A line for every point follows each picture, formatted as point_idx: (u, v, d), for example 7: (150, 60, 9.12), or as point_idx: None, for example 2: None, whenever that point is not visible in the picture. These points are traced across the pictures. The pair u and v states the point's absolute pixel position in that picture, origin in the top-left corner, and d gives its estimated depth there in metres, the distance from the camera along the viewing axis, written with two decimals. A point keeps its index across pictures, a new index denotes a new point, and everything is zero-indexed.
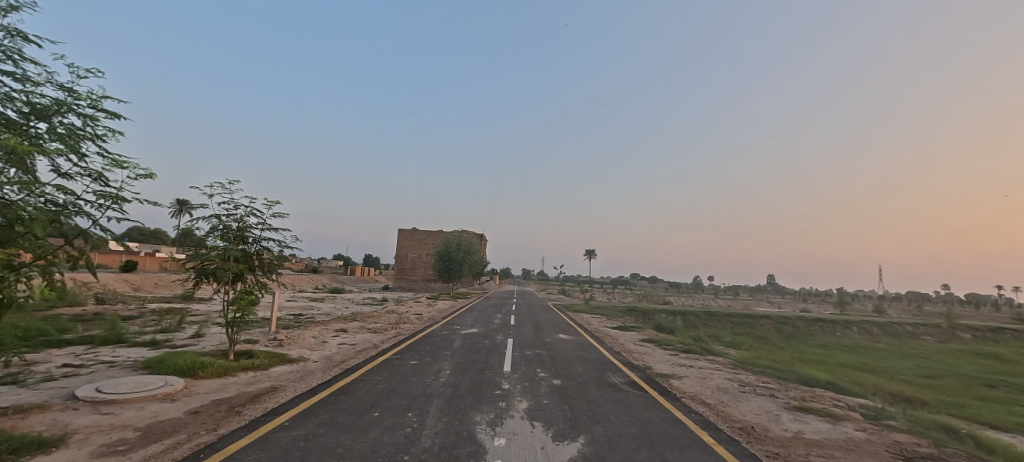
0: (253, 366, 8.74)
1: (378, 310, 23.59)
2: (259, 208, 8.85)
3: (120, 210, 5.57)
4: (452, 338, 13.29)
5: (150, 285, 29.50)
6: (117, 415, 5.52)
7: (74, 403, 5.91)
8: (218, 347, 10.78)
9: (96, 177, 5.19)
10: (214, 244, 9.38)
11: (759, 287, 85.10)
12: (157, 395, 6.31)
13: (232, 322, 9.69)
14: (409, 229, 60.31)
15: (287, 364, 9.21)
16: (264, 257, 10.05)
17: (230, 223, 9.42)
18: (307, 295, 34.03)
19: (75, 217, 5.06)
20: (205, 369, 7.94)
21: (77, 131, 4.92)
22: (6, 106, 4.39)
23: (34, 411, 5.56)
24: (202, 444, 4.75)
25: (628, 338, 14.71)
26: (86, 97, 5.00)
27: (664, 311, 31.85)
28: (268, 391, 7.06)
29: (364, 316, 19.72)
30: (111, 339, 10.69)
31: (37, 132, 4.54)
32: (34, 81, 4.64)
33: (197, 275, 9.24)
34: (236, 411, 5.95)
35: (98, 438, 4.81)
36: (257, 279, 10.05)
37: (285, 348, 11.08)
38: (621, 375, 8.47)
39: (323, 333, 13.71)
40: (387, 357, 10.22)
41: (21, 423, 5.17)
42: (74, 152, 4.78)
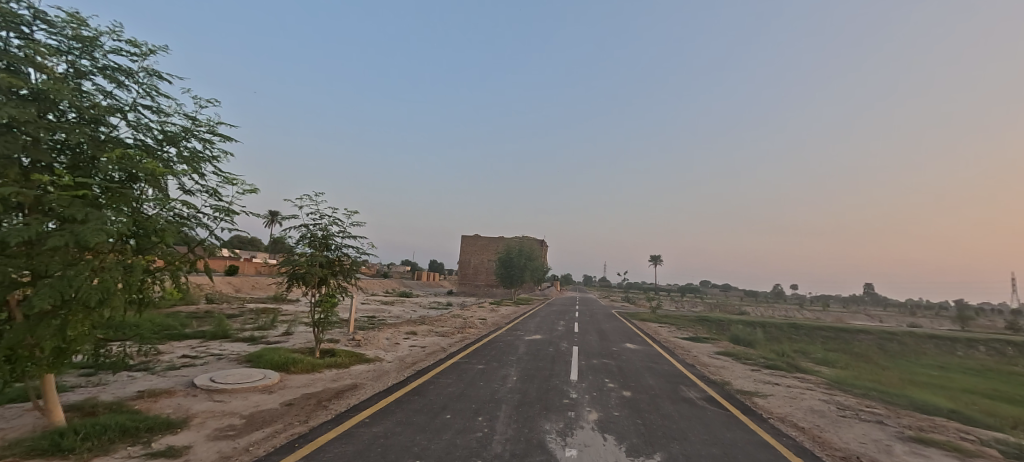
0: (337, 364, 9.42)
1: (445, 314, 24.47)
2: (340, 217, 9.76)
3: (231, 222, 6.20)
4: (517, 344, 13.44)
5: (247, 287, 32.89)
6: (227, 403, 6.19)
7: (192, 390, 6.72)
8: (305, 344, 11.77)
9: (213, 193, 5.87)
10: (303, 251, 10.25)
11: (854, 298, 76.64)
12: (258, 386, 6.99)
13: (318, 322, 10.44)
14: (472, 234, 61.75)
15: (364, 363, 9.82)
16: (344, 262, 10.79)
17: (317, 231, 10.25)
18: (379, 299, 36.11)
19: (196, 228, 5.74)
20: (296, 364, 8.70)
21: (198, 154, 5.61)
22: (146, 135, 5.10)
23: (162, 395, 6.40)
24: (296, 434, 5.19)
25: (702, 350, 13.96)
26: (205, 124, 5.68)
27: (742, 322, 29.71)
28: (349, 388, 7.55)
29: (433, 319, 20.50)
30: (219, 334, 12.06)
31: (168, 156, 5.24)
32: (168, 112, 5.34)
33: (288, 278, 10.11)
34: (324, 405, 6.45)
35: (212, 422, 5.44)
36: (339, 283, 10.79)
37: (362, 348, 11.82)
38: (697, 390, 8.05)
39: (396, 335, 14.43)
40: (455, 360, 10.51)
41: (153, 405, 5.97)
42: (197, 174, 5.45)
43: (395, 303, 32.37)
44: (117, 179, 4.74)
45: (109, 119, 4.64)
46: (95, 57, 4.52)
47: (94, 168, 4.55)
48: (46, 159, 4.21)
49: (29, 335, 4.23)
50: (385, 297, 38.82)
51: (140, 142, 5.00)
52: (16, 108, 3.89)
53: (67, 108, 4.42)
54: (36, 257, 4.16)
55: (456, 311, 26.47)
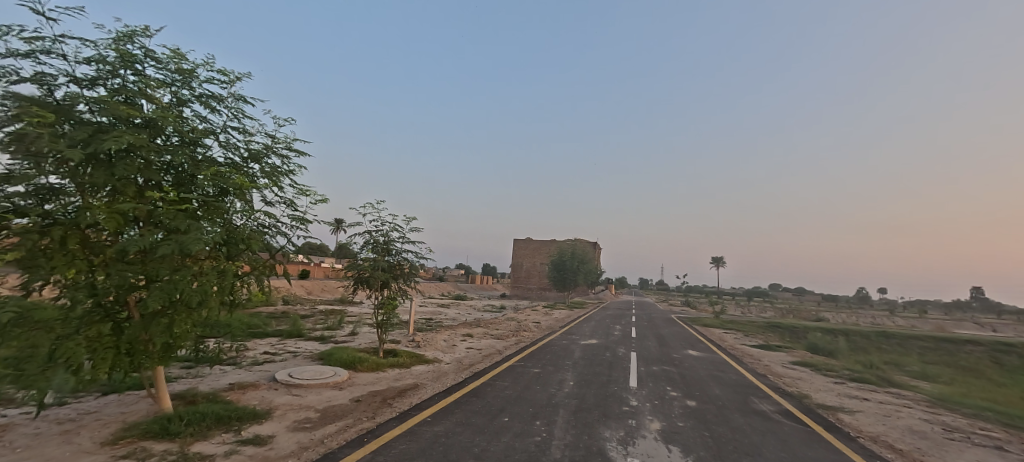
0: (400, 364, 9.83)
1: (500, 317, 24.75)
2: (400, 224, 10.36)
3: (306, 230, 6.67)
4: (573, 348, 13.31)
5: (316, 289, 35.18)
6: (303, 397, 6.67)
7: (273, 384, 7.31)
8: (370, 344, 12.40)
9: (290, 204, 6.35)
10: (366, 255, 10.82)
11: (955, 305, 68.20)
12: (330, 383, 7.46)
13: (381, 324, 10.94)
14: (524, 238, 62.03)
15: (425, 364, 10.17)
16: (404, 267, 11.23)
17: (379, 237, 10.76)
18: (436, 301, 37.21)
19: (276, 236, 6.24)
20: (363, 363, 9.19)
21: (278, 169, 6.10)
22: (234, 154, 5.63)
23: (249, 387, 7.01)
24: (365, 429, 5.49)
25: (773, 360, 13.06)
26: (283, 141, 6.17)
27: (820, 330, 27.42)
28: (412, 388, 7.85)
29: (488, 322, 20.81)
30: (294, 333, 13.02)
31: (252, 172, 5.74)
32: (253, 131, 5.86)
33: (354, 281, 10.71)
34: (388, 403, 6.76)
35: (291, 414, 5.88)
36: (400, 287, 11.23)
37: (422, 349, 12.24)
38: (769, 403, 7.55)
39: (453, 337, 14.82)
40: (512, 363, 10.60)
41: (241, 396, 6.57)
42: (277, 187, 5.93)
43: (451, 306, 33.21)
44: (212, 194, 5.27)
45: (205, 141, 5.19)
46: (193, 86, 5.07)
47: (194, 185, 5.10)
48: (157, 179, 4.79)
49: (145, 333, 4.84)
50: (442, 300, 39.91)
51: (230, 160, 5.53)
52: (133, 136, 4.46)
53: (172, 133, 4.99)
54: (151, 264, 4.75)
55: (511, 314, 26.69)
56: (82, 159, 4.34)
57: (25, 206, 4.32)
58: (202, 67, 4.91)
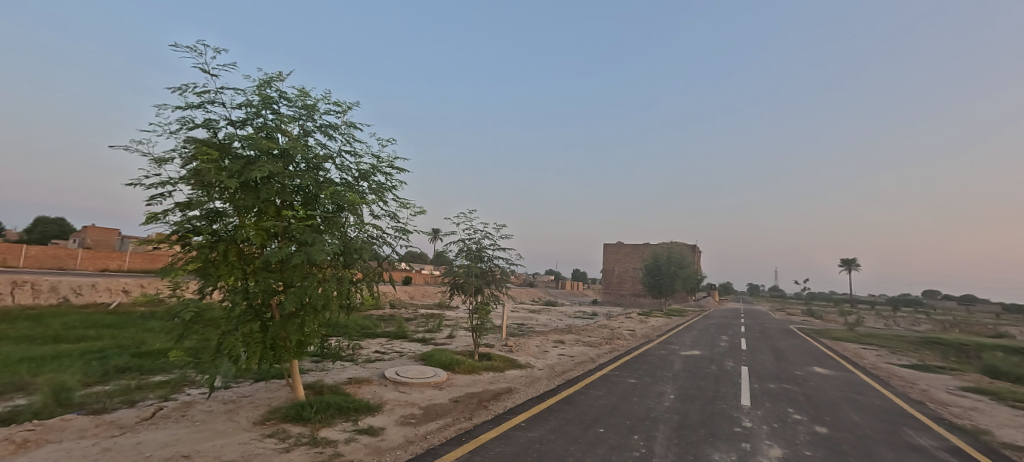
0: (494, 367, 10.21)
1: (592, 324, 24.37)
2: (490, 231, 10.97)
3: (407, 240, 7.26)
4: (672, 359, 12.65)
5: (417, 294, 37.82)
6: (408, 394, 7.28)
7: (383, 380, 8.07)
8: (466, 347, 13.05)
9: (394, 216, 6.98)
10: (460, 262, 11.43)
11: None
12: (431, 382, 8.01)
13: (476, 328, 11.46)
14: (615, 242, 60.35)
15: (518, 369, 10.44)
16: (496, 273, 11.65)
17: (471, 245, 11.32)
18: (528, 307, 37.79)
19: (383, 246, 6.89)
20: (460, 365, 9.72)
21: (383, 185, 6.77)
22: (348, 175, 6.38)
23: (363, 382, 7.83)
24: (463, 429, 5.82)
25: (924, 383, 11.10)
26: (386, 160, 6.82)
27: (993, 348, 22.53)
28: (506, 392, 8.12)
29: (580, 329, 20.61)
30: (399, 335, 14.20)
31: (362, 190, 6.44)
32: (362, 153, 6.57)
33: (450, 287, 11.38)
34: (484, 405, 7.08)
35: (398, 409, 6.45)
36: (492, 292, 11.65)
37: (515, 354, 12.57)
38: (929, 438, 6.45)
39: (545, 343, 14.95)
40: (606, 372, 10.41)
41: (357, 390, 7.37)
42: (382, 202, 6.57)
43: (542, 312, 33.46)
44: (331, 211, 6.02)
45: (325, 165, 5.96)
46: (315, 118, 5.87)
47: (317, 204, 5.89)
48: (291, 200, 5.62)
49: (283, 330, 5.69)
50: (533, 306, 40.41)
51: (344, 180, 6.28)
52: (272, 165, 5.30)
53: (300, 160, 5.82)
54: (286, 272, 5.57)
55: (603, 321, 26.14)
56: (237, 187, 5.27)
57: (200, 226, 5.35)
58: (322, 102, 5.67)
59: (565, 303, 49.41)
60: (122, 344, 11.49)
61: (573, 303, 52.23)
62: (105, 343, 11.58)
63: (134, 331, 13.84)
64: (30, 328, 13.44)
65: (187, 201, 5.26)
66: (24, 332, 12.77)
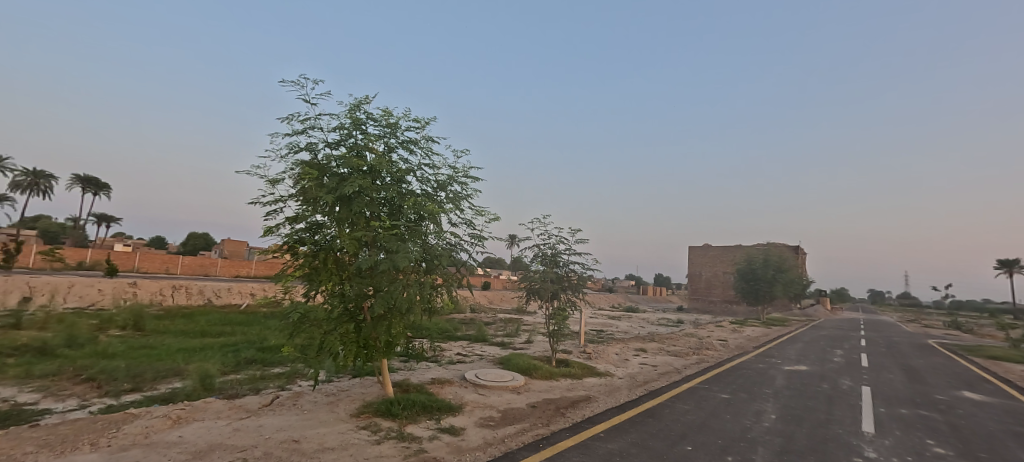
0: (573, 374, 10.18)
1: (677, 332, 23.17)
2: (566, 236, 10.67)
3: (484, 246, 7.54)
4: (773, 375, 11.63)
5: (496, 299, 38.76)
6: (487, 397, 7.54)
7: (464, 382, 8.44)
8: (544, 353, 13.16)
9: (470, 224, 7.30)
10: (536, 268, 11.59)
11: None
12: (509, 386, 8.21)
13: (553, 333, 11.54)
14: (702, 245, 56.82)
15: (597, 377, 10.30)
16: (572, 278, 11.63)
17: (547, 250, 11.43)
18: (608, 313, 36.96)
19: (461, 252, 7.23)
20: (537, 370, 9.84)
21: (460, 194, 7.13)
22: (427, 186, 6.82)
23: (446, 383, 8.26)
24: (540, 435, 5.91)
25: None
26: (462, 170, 7.17)
27: None
28: (584, 400, 8.08)
29: (664, 337, 19.68)
30: (479, 338, 14.72)
31: (441, 199, 6.84)
32: (440, 165, 6.99)
33: (527, 293, 11.57)
34: (561, 412, 7.11)
35: (478, 411, 6.72)
36: (569, 298, 11.64)
37: (594, 361, 12.41)
38: None
39: (626, 351, 14.54)
40: (693, 385, 9.89)
41: (440, 390, 7.79)
42: (459, 210, 6.92)
43: (623, 318, 32.50)
44: (413, 220, 6.48)
45: (407, 178, 6.44)
46: (398, 135, 6.37)
47: (400, 214, 6.37)
48: (378, 211, 6.16)
49: (374, 331, 6.23)
50: (613, 312, 39.41)
51: (424, 191, 6.72)
52: (362, 180, 5.87)
53: (386, 174, 6.35)
54: (376, 278, 6.09)
55: (690, 330, 24.73)
56: (334, 201, 5.90)
57: (305, 237, 6.06)
58: (404, 120, 6.16)
59: (648, 310, 47.48)
60: (248, 339, 13.25)
61: (656, 309, 50.00)
62: (235, 338, 13.44)
63: (256, 328, 15.88)
64: (180, 323, 16.02)
65: (295, 215, 6.00)
66: (177, 327, 15.26)
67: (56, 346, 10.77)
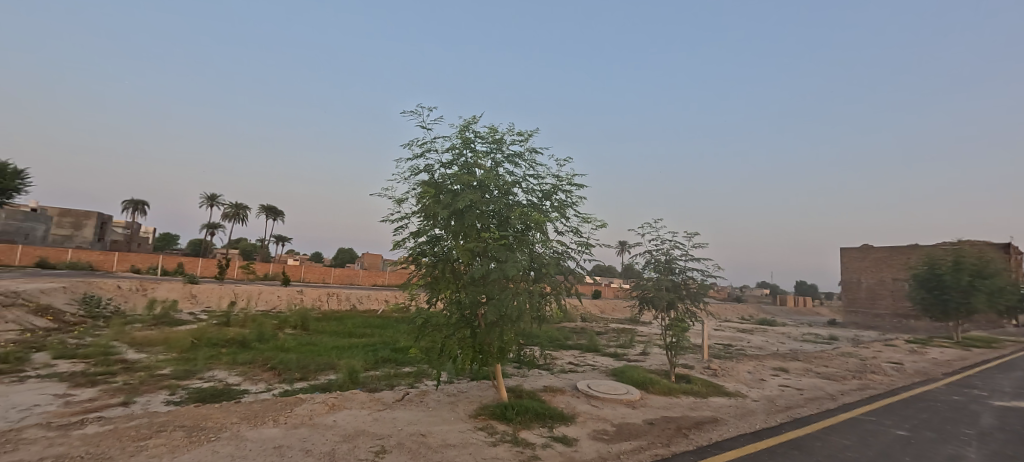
0: (695, 392, 9.51)
1: (827, 351, 20.06)
2: (681, 241, 9.95)
3: (591, 253, 7.53)
4: (979, 412, 9.36)
5: (608, 309, 37.81)
6: (601, 409, 7.47)
7: (576, 392, 8.50)
8: (662, 366, 12.54)
9: (576, 231, 7.37)
10: (649, 275, 11.17)
11: None
12: (623, 400, 8.01)
13: (671, 346, 11.00)
14: (858, 248, 48.36)
15: (724, 397, 9.50)
16: (690, 286, 10.95)
17: (660, 256, 10.97)
18: (737, 326, 33.55)
19: (568, 260, 7.32)
20: (654, 385, 9.45)
21: (564, 203, 7.26)
22: (533, 196, 7.09)
23: (558, 392, 8.39)
24: (659, 455, 5.69)
25: None
26: (566, 179, 7.30)
27: None
28: (709, 422, 7.53)
29: (810, 356, 17.19)
30: (591, 348, 14.60)
31: (546, 209, 7.06)
32: (544, 174, 7.20)
33: (640, 301, 11.19)
34: (683, 433, 6.73)
35: (592, 423, 6.70)
36: (688, 308, 10.97)
37: (721, 379, 11.46)
38: None
39: (761, 370, 13.07)
40: (856, 417, 8.46)
41: (552, 398, 7.95)
42: (565, 218, 7.06)
43: (757, 332, 29.17)
44: (520, 230, 6.78)
45: (513, 190, 6.79)
46: (503, 150, 6.76)
47: (508, 225, 6.72)
48: (488, 223, 6.59)
49: (488, 337, 6.63)
50: (745, 325, 35.59)
51: (530, 202, 7.00)
52: (473, 195, 6.36)
53: (493, 188, 6.78)
54: (488, 286, 6.50)
55: (846, 349, 21.20)
56: (450, 216, 6.46)
57: (426, 250, 6.74)
58: (508, 135, 6.53)
59: (788, 323, 41.80)
60: (385, 341, 14.94)
61: (798, 323, 43.80)
62: (375, 339, 15.26)
63: (391, 331, 17.82)
64: (333, 326, 18.69)
65: (417, 230, 6.70)
66: (330, 328, 17.83)
67: (250, 340, 13.41)
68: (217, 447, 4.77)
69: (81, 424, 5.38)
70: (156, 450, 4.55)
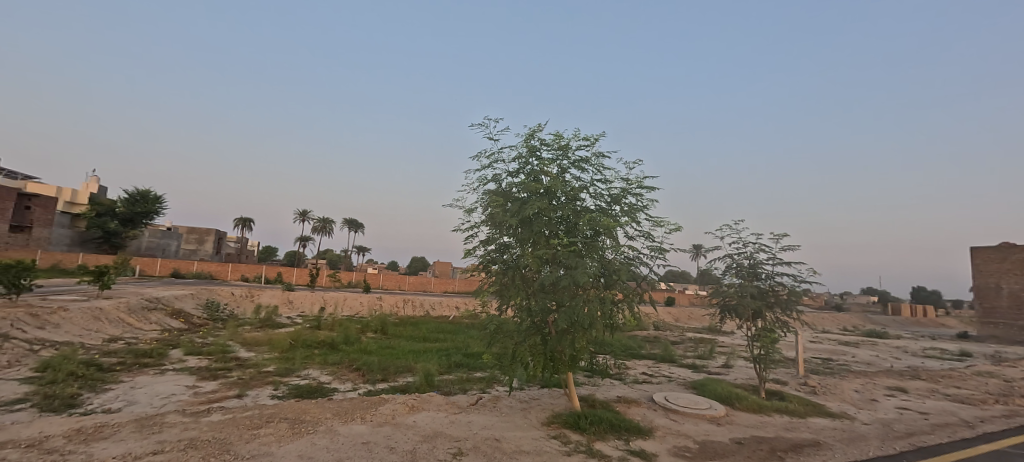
0: (789, 410, 8.70)
1: (954, 369, 17.35)
2: (767, 243, 8.95)
3: (665, 258, 7.22)
4: None
5: (685, 317, 35.90)
6: (682, 425, 7.10)
7: (653, 405, 8.16)
8: (748, 381, 11.64)
9: (648, 235, 7.13)
10: (731, 281, 10.47)
11: None
12: (706, 415, 7.55)
13: (759, 359, 10.18)
14: None
15: (824, 417, 8.59)
16: (780, 292, 10.11)
17: (743, 261, 10.24)
18: (837, 338, 30.17)
19: (640, 266, 7.10)
20: (740, 401, 8.80)
21: (635, 206, 7.05)
22: (601, 201, 6.98)
23: (634, 403, 8.12)
24: None
25: None
26: (635, 182, 7.10)
27: None
28: (807, 444, 6.85)
29: (932, 375, 14.97)
30: (667, 358, 13.95)
31: (615, 213, 6.91)
32: (613, 178, 7.06)
33: (721, 310, 10.51)
34: (777, 455, 6.18)
35: (672, 439, 6.40)
36: (778, 318, 10.12)
37: (819, 397, 10.37)
38: None
39: (871, 389, 11.60)
40: (999, 449, 7.19)
41: (628, 410, 7.70)
42: (636, 223, 6.86)
43: (862, 345, 26.01)
44: (589, 236, 6.70)
45: (581, 196, 6.74)
46: (569, 156, 6.74)
47: (577, 231, 6.67)
48: (557, 230, 6.59)
49: (560, 344, 6.60)
50: (846, 336, 31.89)
51: (599, 207, 6.90)
52: (541, 202, 6.41)
53: (561, 194, 6.77)
54: (558, 293, 6.49)
55: (979, 367, 18.19)
56: (518, 224, 6.56)
57: (496, 257, 6.89)
58: (574, 140, 6.51)
59: (901, 336, 36.79)
60: (459, 346, 15.42)
61: (914, 335, 38.37)
62: (448, 344, 15.81)
63: (463, 337, 18.35)
64: (410, 330, 19.65)
65: (487, 239, 6.88)
66: (408, 333, 18.76)
67: (338, 342, 14.52)
68: (315, 439, 5.23)
69: (206, 412, 6.17)
70: (266, 439, 5.09)
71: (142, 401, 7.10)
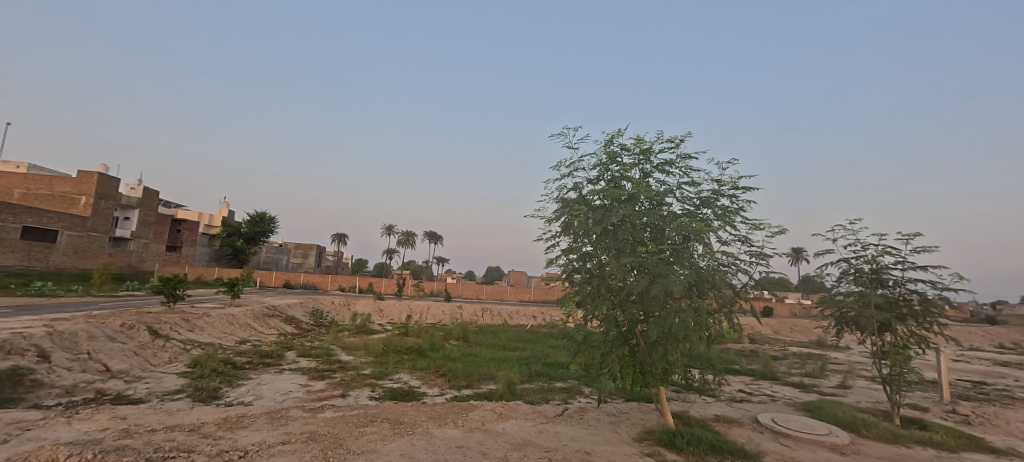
0: (933, 442, 7.42)
1: None
2: (893, 246, 7.78)
3: (766, 264, 6.62)
4: None
5: (787, 330, 32.51)
6: (796, 451, 6.39)
7: (759, 427, 7.45)
8: (873, 404, 10.18)
9: (745, 240, 6.60)
10: (849, 289, 9.25)
11: None
12: (825, 443, 6.71)
13: (890, 379, 8.84)
14: None
15: (982, 453, 7.21)
16: (912, 302, 8.75)
17: (863, 265, 9.01)
18: (987, 356, 25.31)
19: (738, 274, 6.59)
20: (866, 427, 7.71)
21: (729, 209, 6.56)
22: (689, 205, 6.61)
23: (736, 424, 7.48)
24: None
25: None
26: (728, 182, 6.61)
27: None
28: None
29: None
30: (768, 375, 12.70)
31: (707, 217, 6.50)
32: (702, 180, 6.65)
33: (838, 322, 9.30)
34: None
35: None
36: (912, 331, 8.78)
37: (972, 428, 8.74)
38: None
39: None
40: None
41: (730, 430, 7.11)
42: (731, 226, 6.38)
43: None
44: (678, 242, 6.36)
45: (667, 200, 6.44)
46: (652, 159, 6.48)
47: (665, 237, 6.37)
48: (643, 236, 6.35)
49: (650, 357, 6.32)
50: (1001, 355, 26.63)
51: (687, 211, 6.54)
52: (625, 209, 6.22)
53: (645, 200, 6.52)
54: (646, 303, 6.23)
55: None
56: (601, 232, 6.43)
57: (578, 266, 6.78)
58: (658, 142, 6.26)
59: None
60: (539, 355, 15.43)
61: None
62: (528, 353, 15.89)
63: (543, 346, 18.33)
64: (491, 338, 20.08)
65: (569, 248, 6.83)
66: (489, 340, 19.18)
67: (426, 348, 15.26)
68: (414, 440, 5.52)
69: (320, 408, 6.82)
70: (371, 436, 5.48)
71: (267, 396, 8.05)
